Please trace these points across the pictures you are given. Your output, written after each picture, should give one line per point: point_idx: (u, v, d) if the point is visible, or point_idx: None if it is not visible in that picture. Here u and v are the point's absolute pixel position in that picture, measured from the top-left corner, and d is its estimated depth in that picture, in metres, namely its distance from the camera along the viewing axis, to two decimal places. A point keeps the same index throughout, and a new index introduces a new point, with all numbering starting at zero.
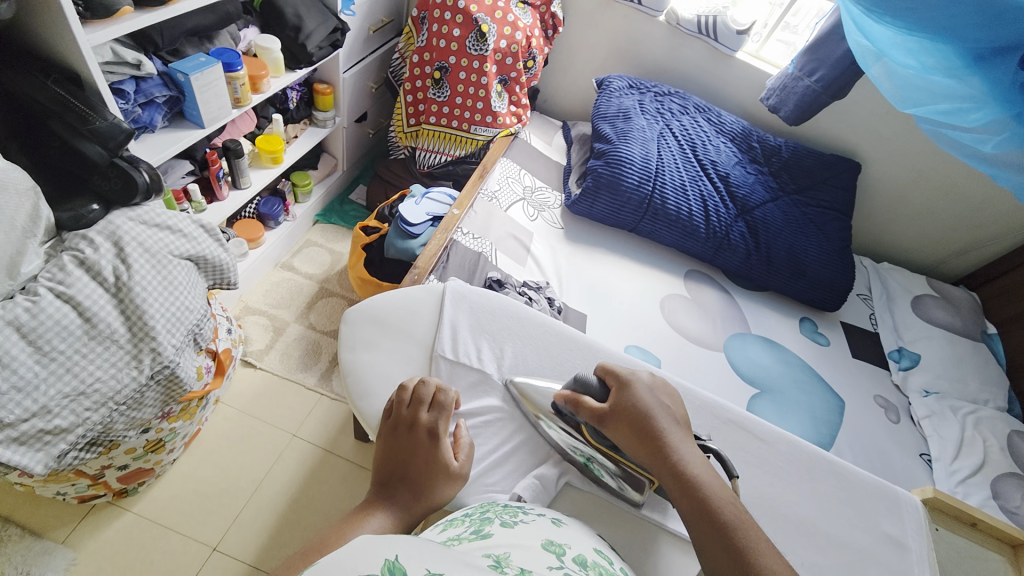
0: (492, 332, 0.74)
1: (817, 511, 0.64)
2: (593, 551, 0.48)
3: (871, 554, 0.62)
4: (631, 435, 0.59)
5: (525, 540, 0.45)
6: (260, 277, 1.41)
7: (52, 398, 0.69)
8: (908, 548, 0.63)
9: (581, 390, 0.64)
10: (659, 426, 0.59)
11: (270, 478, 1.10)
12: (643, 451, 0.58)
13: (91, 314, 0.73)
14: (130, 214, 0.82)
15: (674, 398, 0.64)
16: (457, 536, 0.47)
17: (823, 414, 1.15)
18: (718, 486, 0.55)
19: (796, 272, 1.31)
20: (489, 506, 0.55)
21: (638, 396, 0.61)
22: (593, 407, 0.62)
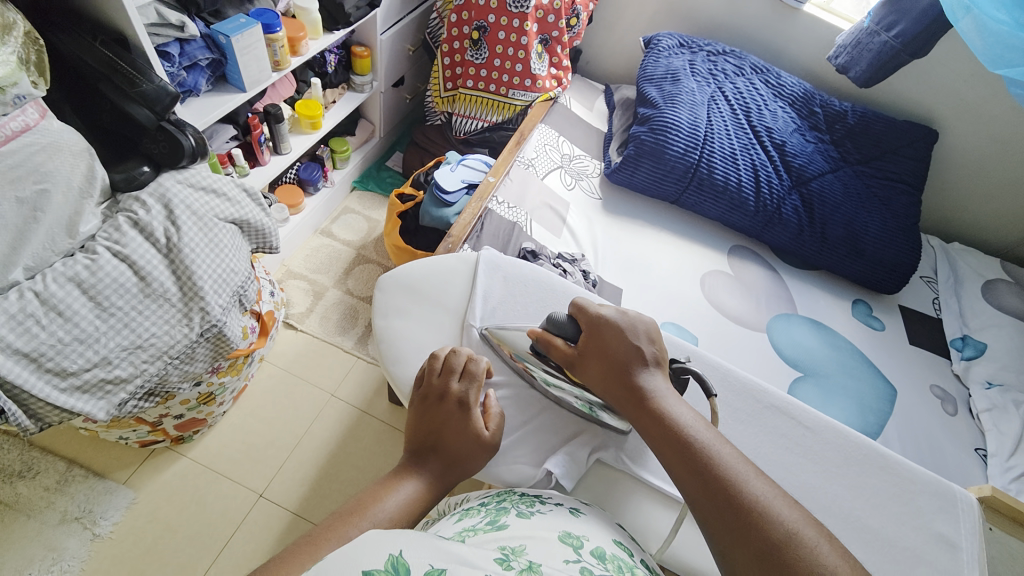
0: (525, 303, 0.73)
1: (860, 503, 0.61)
2: (613, 545, 0.47)
3: (917, 551, 0.59)
4: (600, 368, 0.60)
5: (541, 532, 0.44)
6: (300, 242, 1.44)
7: (112, 350, 0.74)
8: (960, 548, 0.60)
9: (552, 329, 0.64)
10: (626, 367, 0.59)
11: (311, 434, 1.16)
12: (613, 384, 0.59)
13: (145, 273, 0.77)
14: (178, 177, 0.84)
15: (646, 332, 0.62)
16: (472, 527, 0.46)
17: (872, 403, 1.09)
18: (687, 414, 0.56)
19: (853, 250, 1.22)
20: (505, 496, 0.54)
21: (606, 331, 0.61)
22: (563, 345, 0.63)
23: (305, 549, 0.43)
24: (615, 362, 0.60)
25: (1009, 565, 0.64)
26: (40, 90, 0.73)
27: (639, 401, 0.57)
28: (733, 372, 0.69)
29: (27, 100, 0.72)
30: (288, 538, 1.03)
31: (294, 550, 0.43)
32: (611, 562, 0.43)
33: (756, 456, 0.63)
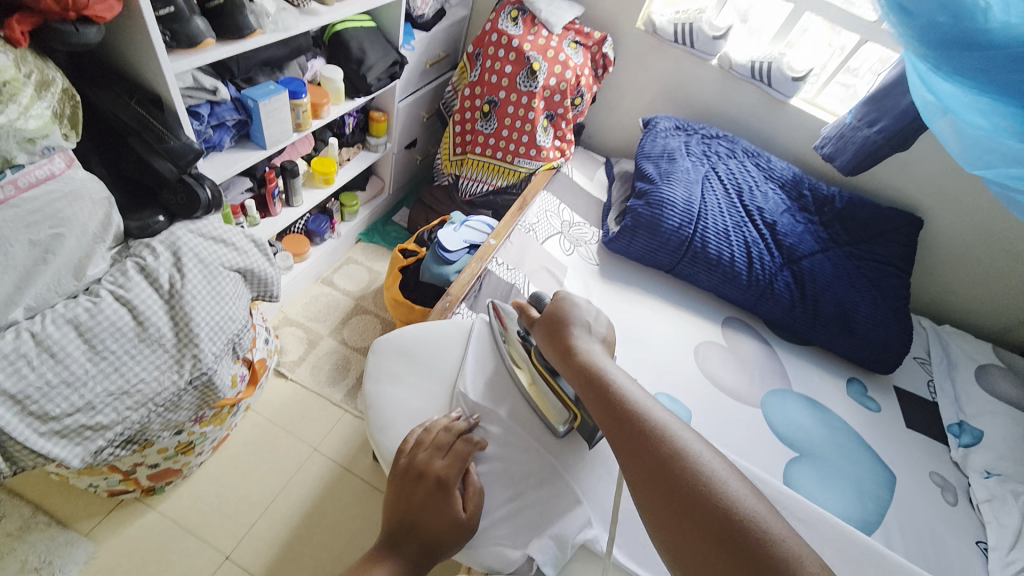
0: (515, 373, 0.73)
1: None
2: None
3: None
4: (549, 329, 0.69)
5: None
6: (301, 289, 1.46)
7: (97, 395, 0.73)
8: None
9: (530, 303, 0.75)
10: (572, 328, 0.68)
11: (288, 490, 1.11)
12: (553, 338, 0.68)
13: (144, 318, 0.78)
14: (190, 226, 0.88)
15: (601, 316, 0.72)
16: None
17: (871, 489, 1.05)
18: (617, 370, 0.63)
19: (845, 329, 1.24)
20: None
21: (563, 304, 0.71)
22: (531, 315, 0.73)
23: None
24: (564, 329, 0.68)
25: None
26: (69, 141, 0.78)
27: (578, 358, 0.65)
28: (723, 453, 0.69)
29: (56, 151, 0.76)
30: None
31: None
32: None
33: None
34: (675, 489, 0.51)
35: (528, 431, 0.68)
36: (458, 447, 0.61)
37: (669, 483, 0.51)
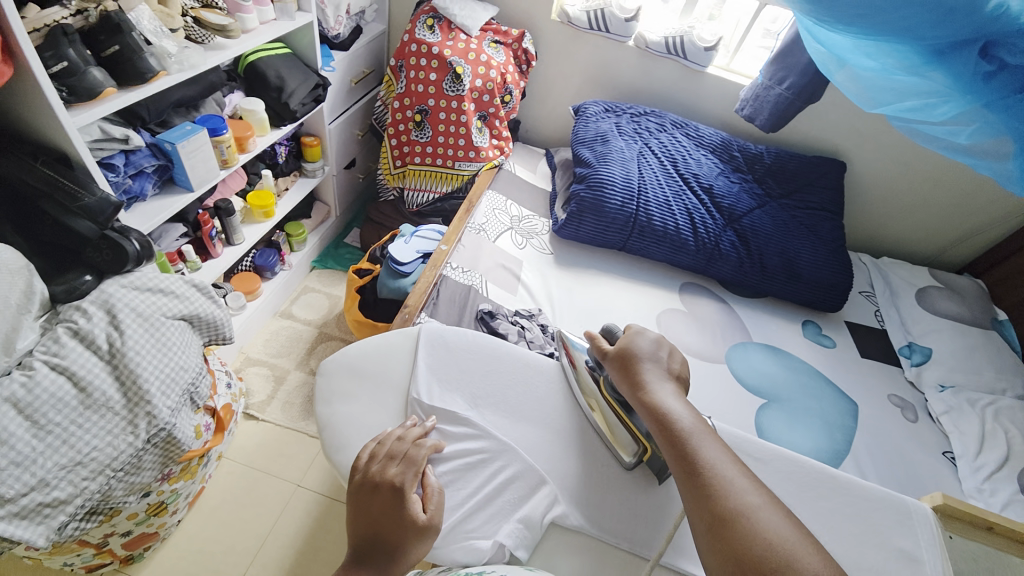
0: (474, 370, 0.74)
1: (828, 529, 0.61)
2: None
3: (884, 572, 0.59)
4: (620, 365, 0.69)
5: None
6: (259, 327, 1.43)
7: (49, 470, 0.70)
8: (922, 561, 0.60)
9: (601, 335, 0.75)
10: (640, 365, 0.68)
11: (277, 531, 1.09)
12: (625, 377, 0.68)
13: (85, 383, 0.74)
14: (122, 281, 0.84)
15: (673, 351, 0.71)
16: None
17: (836, 420, 1.11)
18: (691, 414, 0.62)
19: (792, 276, 1.30)
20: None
21: (636, 340, 0.71)
22: (602, 346, 0.73)
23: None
24: (636, 367, 0.68)
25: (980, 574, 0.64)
26: None
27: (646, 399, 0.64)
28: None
29: None
30: None
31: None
32: None
33: None
34: (736, 553, 0.49)
35: (496, 426, 0.69)
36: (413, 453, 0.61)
37: (732, 546, 0.49)
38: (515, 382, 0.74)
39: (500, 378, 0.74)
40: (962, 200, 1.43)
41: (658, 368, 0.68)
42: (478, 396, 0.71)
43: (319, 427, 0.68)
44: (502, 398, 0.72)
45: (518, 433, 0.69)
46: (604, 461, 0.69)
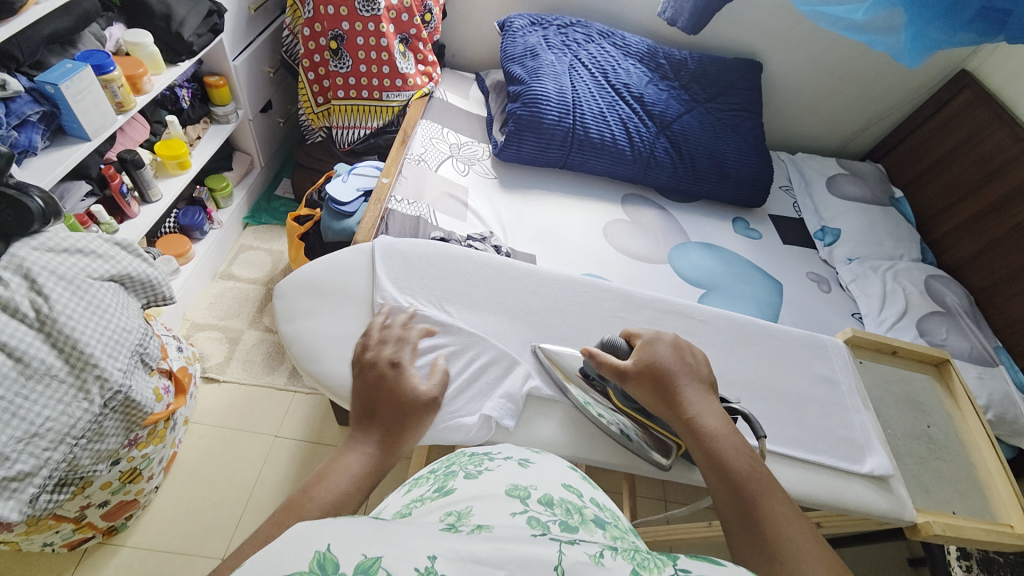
0: (437, 278, 0.76)
1: (764, 371, 0.72)
2: (561, 488, 0.46)
3: (811, 395, 0.71)
4: (651, 383, 0.61)
5: (489, 490, 0.44)
6: (200, 291, 1.35)
7: (5, 444, 0.66)
8: (838, 382, 0.73)
9: (605, 349, 0.66)
10: (677, 382, 0.61)
11: (263, 481, 1.10)
12: (661, 403, 0.61)
13: (20, 353, 0.69)
14: (32, 243, 0.76)
15: (699, 357, 0.65)
16: (420, 497, 0.46)
17: (765, 298, 1.25)
18: (735, 431, 0.58)
19: (721, 175, 1.39)
20: (455, 458, 0.53)
21: (661, 356, 0.63)
22: (617, 365, 0.63)
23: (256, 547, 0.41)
24: (668, 378, 0.61)
25: (882, 389, 0.79)
26: None
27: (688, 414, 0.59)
28: (630, 291, 0.79)
29: None
30: None
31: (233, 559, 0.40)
32: (558, 506, 0.42)
33: None
34: None
35: (467, 326, 0.72)
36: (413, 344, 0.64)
37: None
38: (480, 287, 0.76)
39: (466, 286, 0.76)
40: (863, 90, 1.56)
41: (695, 379, 0.62)
42: (444, 297, 0.74)
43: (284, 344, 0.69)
44: (467, 295, 0.75)
45: (487, 321, 0.73)
46: (570, 341, 0.73)
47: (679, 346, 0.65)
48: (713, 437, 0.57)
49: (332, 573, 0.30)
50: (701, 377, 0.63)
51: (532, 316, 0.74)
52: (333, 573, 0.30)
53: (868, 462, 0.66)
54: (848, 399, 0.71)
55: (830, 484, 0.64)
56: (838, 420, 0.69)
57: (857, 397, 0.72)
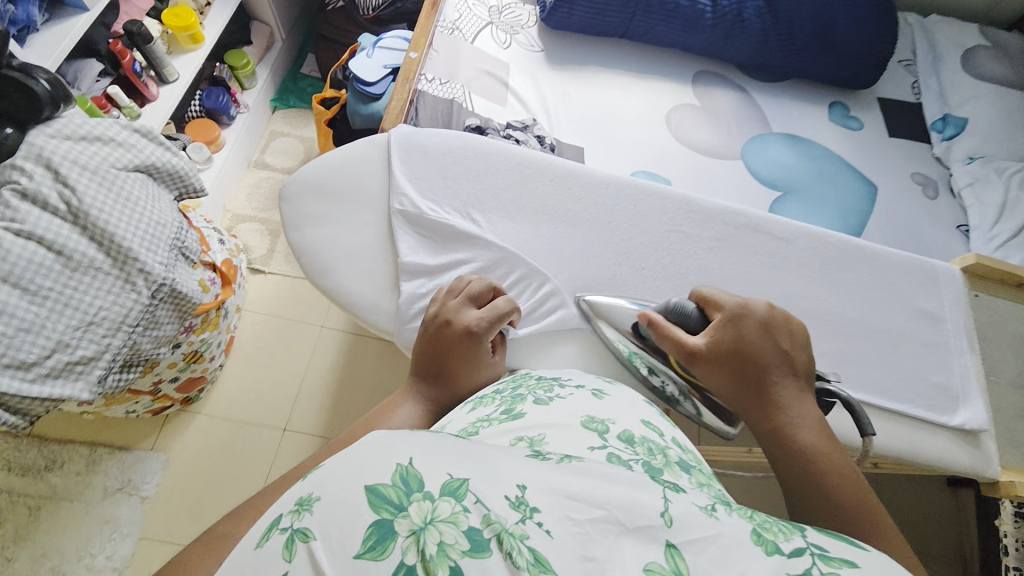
0: (464, 177, 0.67)
1: (847, 300, 0.61)
2: (641, 425, 0.42)
3: (903, 332, 0.61)
4: (734, 374, 0.52)
5: (562, 419, 0.40)
6: (237, 181, 1.33)
7: (65, 331, 0.70)
8: (942, 319, 0.62)
9: (671, 318, 0.56)
10: (766, 376, 0.52)
11: (313, 368, 1.18)
12: (746, 400, 0.52)
13: (60, 247, 0.70)
14: (48, 132, 0.73)
15: (795, 337, 0.54)
16: (486, 417, 0.42)
17: (853, 205, 1.07)
18: (828, 435, 0.50)
19: (825, 45, 1.11)
20: (521, 380, 0.50)
21: (748, 340, 0.53)
22: (683, 340, 0.54)
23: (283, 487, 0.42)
24: (756, 366, 0.52)
25: (988, 325, 0.67)
26: None
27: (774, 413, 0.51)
28: (693, 199, 0.67)
29: None
30: None
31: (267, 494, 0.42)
32: (640, 445, 0.39)
33: (732, 279, 0.62)
34: None
35: (498, 236, 0.64)
36: (480, 294, 0.57)
37: None
38: (518, 190, 0.67)
39: (498, 187, 0.66)
40: None
41: (787, 369, 0.52)
42: (473, 201, 0.66)
43: (295, 253, 0.65)
44: (500, 200, 0.66)
45: (519, 231, 0.65)
46: (614, 259, 0.64)
47: (774, 325, 0.54)
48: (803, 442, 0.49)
49: (417, 492, 0.27)
50: (795, 367, 0.53)
51: (576, 225, 0.65)
52: (418, 491, 0.27)
53: (959, 415, 0.58)
54: (949, 339, 0.61)
55: (903, 435, 0.57)
56: (932, 365, 0.60)
57: (960, 336, 0.61)
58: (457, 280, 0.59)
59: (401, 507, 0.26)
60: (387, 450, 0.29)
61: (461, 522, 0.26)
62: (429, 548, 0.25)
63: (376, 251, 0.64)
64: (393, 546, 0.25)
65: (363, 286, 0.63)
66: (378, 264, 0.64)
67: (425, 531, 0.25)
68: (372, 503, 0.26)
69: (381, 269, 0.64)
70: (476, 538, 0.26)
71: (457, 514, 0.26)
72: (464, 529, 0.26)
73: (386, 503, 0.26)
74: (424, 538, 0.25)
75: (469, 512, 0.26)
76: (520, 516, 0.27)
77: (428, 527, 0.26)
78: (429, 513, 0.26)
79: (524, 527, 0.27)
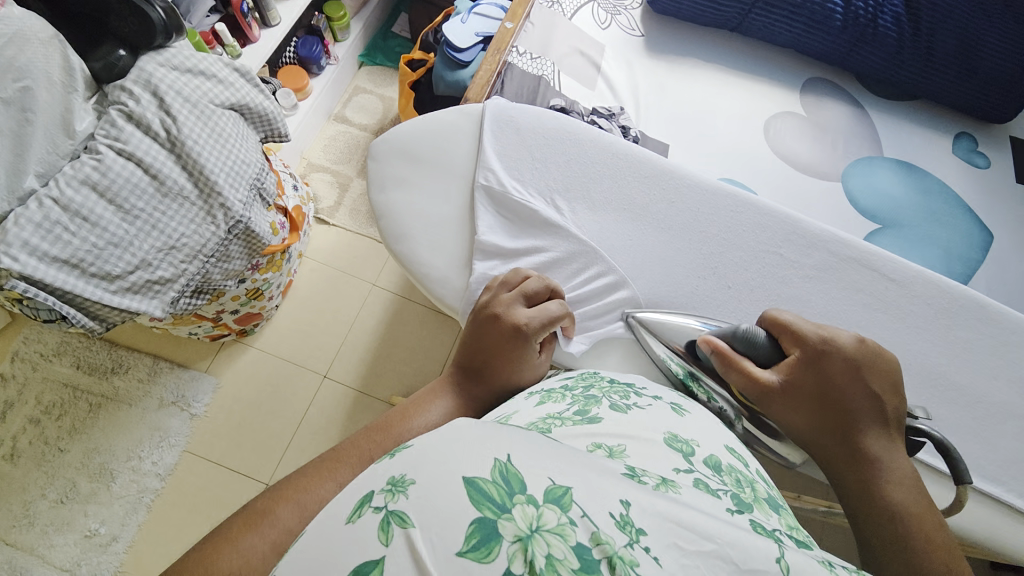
0: (556, 163, 0.65)
1: (954, 360, 0.55)
2: (726, 452, 0.40)
3: (1015, 409, 0.54)
4: (816, 410, 0.50)
5: (643, 432, 0.38)
6: (317, 130, 1.36)
7: (148, 251, 0.74)
8: None
9: (739, 348, 0.52)
10: (853, 421, 0.49)
11: (360, 322, 1.21)
12: (828, 442, 0.50)
13: (155, 171, 0.74)
14: (159, 60, 0.77)
15: (888, 379, 0.51)
16: (558, 415, 0.40)
17: (960, 251, 0.91)
18: (913, 486, 0.47)
19: (964, 68, 0.97)
20: (592, 380, 0.48)
21: (836, 375, 0.50)
22: (752, 372, 0.51)
23: (322, 475, 0.43)
24: (839, 408, 0.49)
25: None
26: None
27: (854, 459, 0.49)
28: (799, 220, 0.61)
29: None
30: (357, 409, 1.13)
31: (307, 477, 0.43)
32: (727, 475, 0.36)
33: (825, 315, 0.57)
34: None
35: (574, 226, 0.62)
36: (534, 294, 0.54)
37: None
38: (603, 182, 0.64)
39: (585, 177, 0.64)
40: None
41: (874, 414, 0.49)
42: (558, 187, 0.63)
43: (374, 214, 0.65)
44: (584, 190, 0.63)
45: (603, 225, 0.62)
46: (699, 273, 0.60)
47: (863, 366, 0.50)
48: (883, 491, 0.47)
49: (520, 494, 0.27)
50: (884, 412, 0.49)
51: (657, 228, 0.62)
52: (521, 493, 0.27)
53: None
54: None
55: (998, 523, 0.51)
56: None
57: None
58: (514, 273, 0.57)
59: (505, 508, 0.27)
60: (484, 443, 0.30)
61: (568, 535, 0.26)
62: (538, 559, 0.25)
63: (455, 225, 0.63)
64: (499, 550, 0.25)
65: (436, 258, 0.62)
66: (455, 240, 0.63)
67: (531, 540, 0.25)
68: (473, 499, 0.27)
69: (456, 242, 0.63)
70: (586, 557, 0.25)
71: (564, 526, 0.26)
72: (572, 543, 0.26)
73: (489, 501, 0.27)
74: (532, 548, 0.25)
75: (575, 526, 0.26)
76: (628, 538, 0.27)
77: (535, 535, 0.26)
78: (535, 520, 0.26)
79: (633, 551, 0.26)
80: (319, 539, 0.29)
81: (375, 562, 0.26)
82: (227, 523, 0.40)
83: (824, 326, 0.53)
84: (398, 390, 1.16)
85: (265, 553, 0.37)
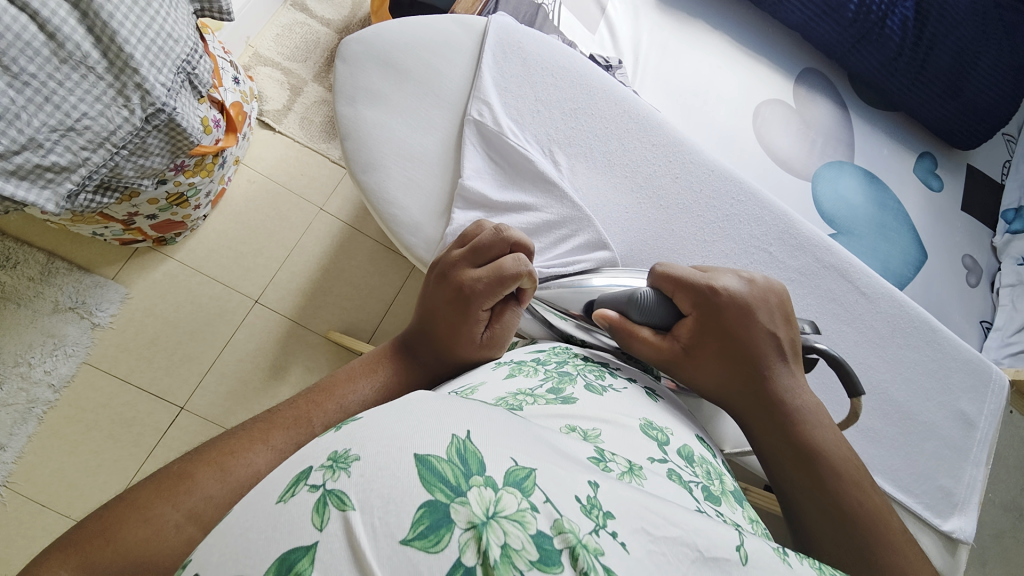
0: (558, 108, 0.59)
1: (894, 377, 0.58)
2: (697, 443, 0.40)
3: (935, 427, 0.58)
4: (719, 356, 0.47)
5: (619, 416, 0.37)
6: (268, 15, 1.16)
7: (39, 130, 0.60)
8: (976, 427, 0.59)
9: (631, 314, 0.48)
10: (756, 361, 0.47)
11: (303, 247, 1.11)
12: (731, 386, 0.48)
13: (53, 29, 0.58)
14: None
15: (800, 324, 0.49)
16: (530, 392, 0.37)
17: (898, 269, 0.97)
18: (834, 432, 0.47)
19: (951, 89, 0.99)
20: (565, 356, 0.46)
21: (732, 314, 0.47)
22: (647, 337, 0.48)
23: (253, 439, 0.40)
24: (744, 351, 0.47)
25: None
26: None
27: (767, 406, 0.47)
28: (791, 219, 0.60)
29: None
30: (290, 340, 1.06)
31: (237, 439, 0.40)
32: (698, 466, 0.36)
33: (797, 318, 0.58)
34: None
35: (568, 184, 0.57)
36: (486, 247, 0.49)
37: None
38: (601, 145, 0.59)
39: (586, 133, 0.59)
40: None
41: (778, 354, 0.48)
42: (561, 139, 0.58)
43: (340, 130, 0.58)
44: (585, 148, 0.59)
45: (601, 192, 0.58)
46: (689, 258, 0.58)
47: (756, 309, 0.48)
48: (801, 430, 0.46)
49: (477, 476, 0.25)
50: (786, 349, 0.48)
51: (646, 205, 0.58)
52: (478, 474, 0.25)
53: (951, 522, 0.57)
54: (974, 449, 0.59)
55: None
56: (947, 467, 0.58)
57: (985, 449, 0.59)
58: (477, 226, 0.52)
59: (459, 491, 0.24)
60: (439, 420, 0.27)
61: (529, 523, 0.24)
62: (493, 549, 0.23)
63: (435, 163, 0.57)
64: (451, 538, 0.23)
65: (410, 201, 0.57)
66: (434, 179, 0.57)
67: (488, 528, 0.23)
68: (423, 478, 0.24)
69: (436, 185, 0.57)
70: (546, 547, 0.23)
71: (524, 512, 0.24)
72: (532, 532, 0.24)
73: (442, 482, 0.24)
74: (487, 536, 0.23)
75: (537, 513, 0.24)
76: (594, 524, 0.25)
77: (492, 523, 0.23)
78: (492, 505, 0.24)
79: (598, 541, 0.24)
80: (245, 520, 0.26)
81: (306, 548, 0.23)
82: (143, 482, 0.37)
83: (705, 270, 0.51)
84: (337, 325, 1.09)
85: (177, 523, 0.34)
